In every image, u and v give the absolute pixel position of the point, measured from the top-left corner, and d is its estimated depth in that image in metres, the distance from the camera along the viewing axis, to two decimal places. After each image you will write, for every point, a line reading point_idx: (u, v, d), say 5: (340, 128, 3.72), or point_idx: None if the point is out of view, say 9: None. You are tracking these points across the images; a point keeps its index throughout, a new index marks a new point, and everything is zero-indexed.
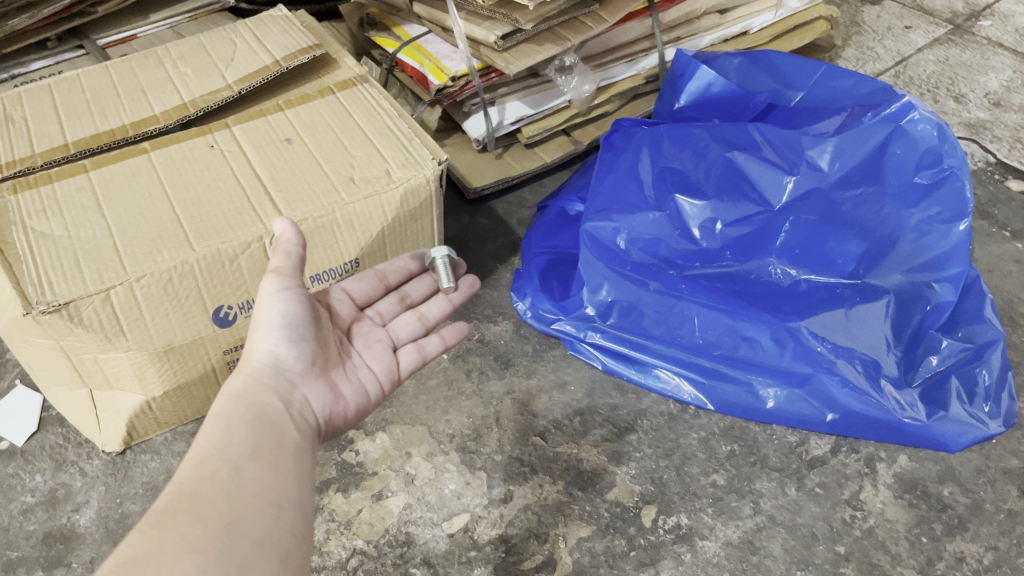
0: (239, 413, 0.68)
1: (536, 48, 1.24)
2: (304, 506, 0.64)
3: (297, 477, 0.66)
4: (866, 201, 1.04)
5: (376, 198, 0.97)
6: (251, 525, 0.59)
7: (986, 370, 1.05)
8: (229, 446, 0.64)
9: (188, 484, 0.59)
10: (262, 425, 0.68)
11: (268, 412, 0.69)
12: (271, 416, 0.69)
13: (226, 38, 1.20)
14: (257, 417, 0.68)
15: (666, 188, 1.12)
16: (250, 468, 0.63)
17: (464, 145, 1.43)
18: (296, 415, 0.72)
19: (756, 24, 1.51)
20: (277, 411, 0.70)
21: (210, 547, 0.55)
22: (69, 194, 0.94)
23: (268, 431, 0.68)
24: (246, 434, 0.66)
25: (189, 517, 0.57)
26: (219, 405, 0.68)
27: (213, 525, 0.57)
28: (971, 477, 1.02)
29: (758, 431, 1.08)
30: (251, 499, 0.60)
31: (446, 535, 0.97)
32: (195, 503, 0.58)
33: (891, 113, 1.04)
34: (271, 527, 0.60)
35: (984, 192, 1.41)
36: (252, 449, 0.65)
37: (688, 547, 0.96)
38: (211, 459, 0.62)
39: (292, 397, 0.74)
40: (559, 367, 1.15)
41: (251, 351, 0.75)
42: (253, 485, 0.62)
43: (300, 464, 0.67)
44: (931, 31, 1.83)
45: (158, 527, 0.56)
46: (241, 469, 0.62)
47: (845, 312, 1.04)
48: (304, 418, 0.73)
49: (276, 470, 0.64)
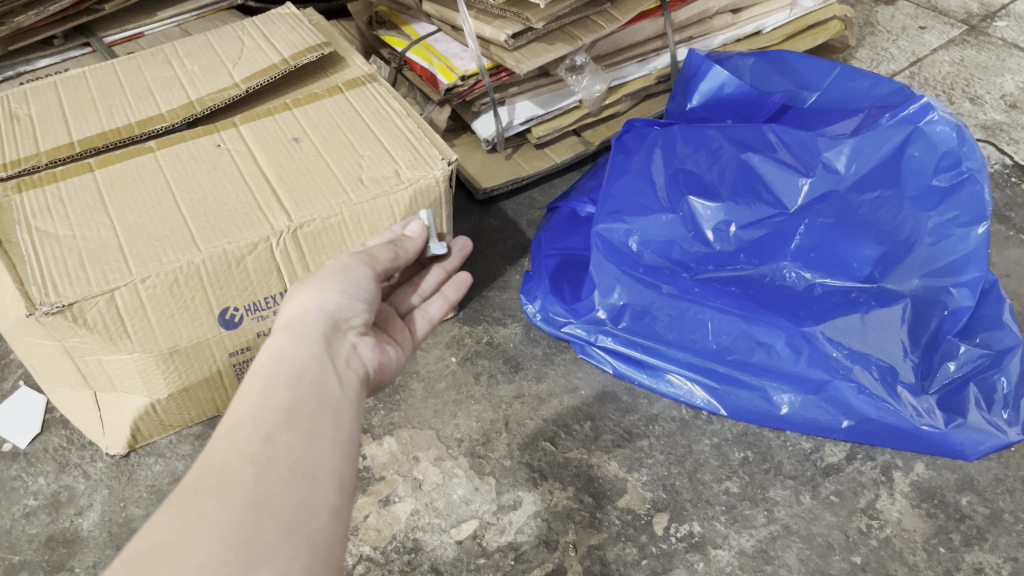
0: (278, 372, 0.61)
1: (547, 48, 1.22)
2: (343, 478, 0.57)
3: (335, 443, 0.59)
4: (883, 204, 1.02)
5: (385, 199, 0.95)
6: (279, 503, 0.52)
7: (1005, 377, 1.03)
8: (264, 411, 0.58)
9: (216, 458, 0.54)
10: (301, 386, 0.61)
11: (311, 370, 0.63)
12: (312, 373, 0.63)
13: (233, 37, 1.19)
14: (297, 376, 0.61)
15: (680, 190, 1.09)
16: (284, 437, 0.56)
17: (473, 145, 1.42)
18: (343, 369, 0.66)
19: (769, 24, 1.49)
20: (321, 365, 0.64)
21: (231, 534, 0.49)
22: (74, 193, 0.93)
23: (309, 392, 0.61)
24: (284, 397, 0.59)
25: (212, 496, 0.51)
26: (260, 360, 0.62)
27: (237, 506, 0.51)
28: (990, 486, 1.00)
29: (772, 438, 1.06)
30: (281, 474, 0.54)
31: (455, 542, 0.95)
32: (221, 481, 0.52)
33: (909, 114, 1.00)
34: (301, 504, 0.53)
35: (1001, 195, 1.39)
36: (287, 415, 0.58)
37: (700, 556, 0.94)
38: (242, 429, 0.56)
39: (339, 349, 0.67)
40: (569, 371, 1.14)
41: (302, 298, 0.69)
42: (284, 457, 0.55)
43: (340, 426, 0.60)
44: (945, 32, 1.81)
45: (179, 508, 0.50)
46: (273, 439, 0.56)
47: (860, 317, 1.02)
48: (351, 370, 0.67)
49: (312, 438, 0.57)
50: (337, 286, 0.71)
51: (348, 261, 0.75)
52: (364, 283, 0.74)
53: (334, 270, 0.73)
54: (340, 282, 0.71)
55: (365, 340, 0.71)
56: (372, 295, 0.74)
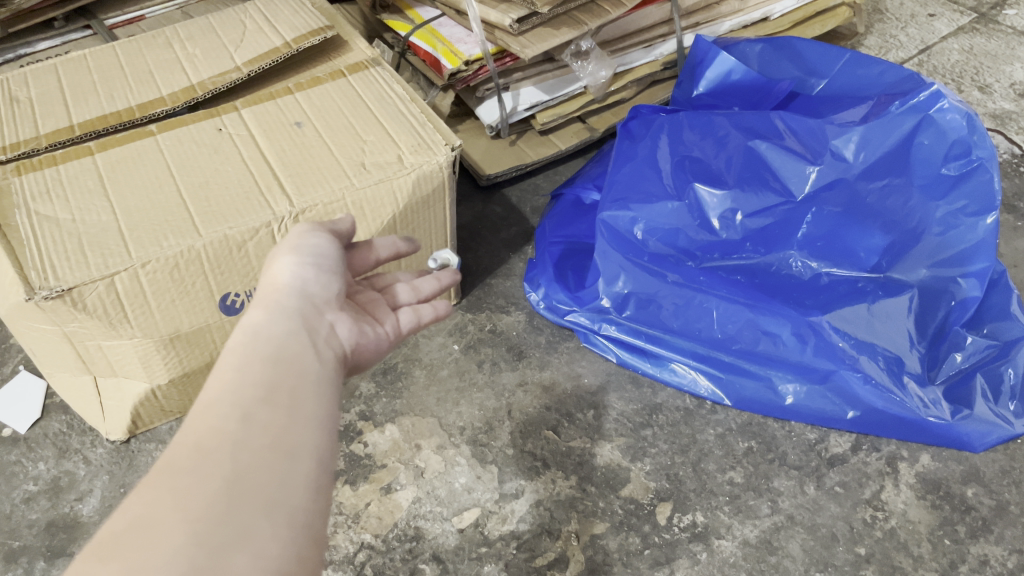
0: (256, 348, 0.57)
1: (553, 33, 1.21)
2: (323, 455, 0.52)
3: (316, 420, 0.54)
4: (891, 192, 1.00)
5: (387, 184, 0.94)
6: (259, 480, 0.47)
7: (1013, 368, 1.02)
8: (241, 387, 0.53)
9: (190, 437, 0.49)
10: (279, 361, 0.56)
11: (287, 346, 0.58)
12: (291, 349, 0.58)
13: (235, 20, 1.17)
14: (274, 352, 0.57)
15: (686, 177, 1.08)
16: (263, 414, 0.51)
17: (477, 131, 1.40)
18: (321, 346, 0.61)
19: (776, 10, 1.47)
20: (300, 342, 0.59)
21: (209, 513, 0.44)
22: (74, 176, 0.92)
23: (288, 368, 0.56)
24: (261, 372, 0.54)
25: (187, 475, 0.46)
26: (233, 338, 0.58)
27: (215, 484, 0.46)
28: (996, 478, 1.00)
29: (776, 427, 1.05)
30: (261, 452, 0.49)
31: (457, 530, 0.95)
32: (197, 460, 0.47)
33: (919, 102, 0.99)
34: (281, 482, 0.48)
35: (1009, 185, 1.38)
36: (266, 392, 0.53)
37: (704, 546, 0.94)
38: (217, 406, 0.51)
39: (317, 327, 0.63)
40: (573, 360, 1.13)
41: (274, 273, 0.66)
42: (263, 434, 0.50)
43: (322, 403, 0.55)
44: (955, 20, 1.79)
45: (153, 489, 0.45)
46: (251, 416, 0.51)
47: (868, 307, 1.00)
48: (330, 348, 0.62)
49: (292, 414, 0.52)
50: (310, 261, 0.67)
51: (304, 228, 0.71)
52: (329, 254, 0.70)
53: (300, 238, 0.70)
54: (307, 254, 0.68)
55: (342, 317, 0.67)
56: (341, 268, 0.71)
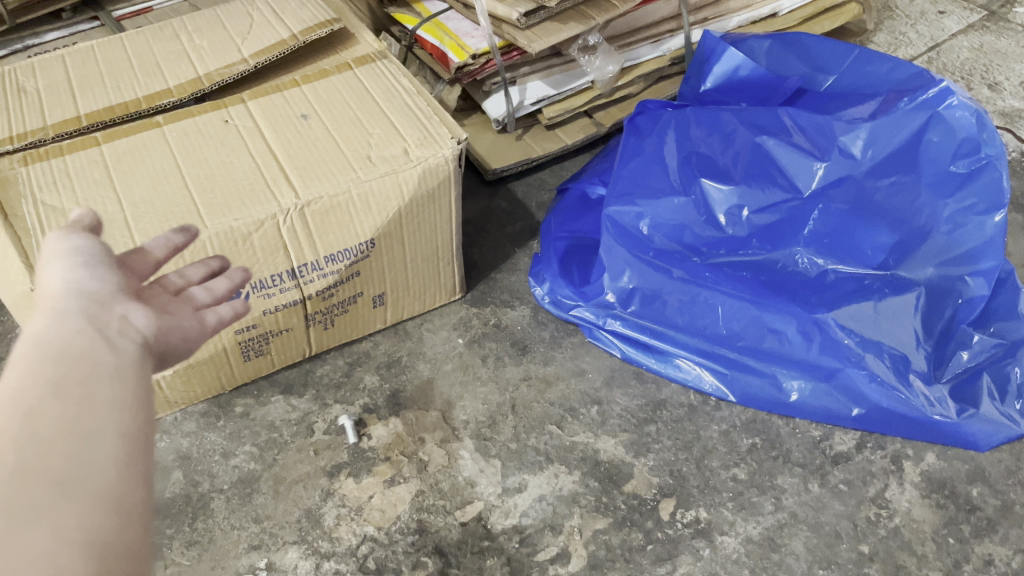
0: (34, 342, 0.45)
1: (560, 27, 1.20)
2: (133, 438, 0.43)
3: (118, 401, 0.44)
4: (899, 190, 1.00)
5: (393, 177, 0.94)
6: (51, 471, 0.39)
7: (1019, 367, 1.02)
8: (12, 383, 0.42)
9: None
10: (65, 351, 0.45)
11: (72, 336, 0.46)
12: (79, 343, 0.46)
13: (242, 12, 1.17)
14: (54, 343, 0.45)
15: (692, 172, 1.07)
16: (48, 405, 0.41)
17: (484, 126, 1.40)
18: (117, 335, 0.49)
19: (785, 6, 1.47)
20: (88, 334, 0.47)
21: None
22: (80, 166, 0.92)
23: (80, 355, 0.45)
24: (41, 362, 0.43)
25: None
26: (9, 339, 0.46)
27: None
28: (1001, 477, 0.99)
29: (781, 424, 1.05)
30: (47, 445, 0.40)
31: (460, 524, 0.95)
32: None
33: (928, 99, 0.98)
34: (74, 472, 0.39)
35: (1018, 184, 1.37)
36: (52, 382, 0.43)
37: (707, 542, 0.93)
38: None
39: (108, 318, 0.49)
40: (577, 355, 1.13)
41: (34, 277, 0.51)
42: (49, 424, 0.40)
43: (124, 386, 0.45)
44: (965, 17, 1.78)
45: None
46: (35, 410, 0.41)
47: (874, 305, 1.00)
48: (131, 339, 0.49)
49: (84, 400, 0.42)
50: (79, 257, 0.52)
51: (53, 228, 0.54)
52: (93, 248, 0.54)
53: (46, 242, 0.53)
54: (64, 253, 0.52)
55: (137, 307, 0.52)
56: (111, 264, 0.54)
